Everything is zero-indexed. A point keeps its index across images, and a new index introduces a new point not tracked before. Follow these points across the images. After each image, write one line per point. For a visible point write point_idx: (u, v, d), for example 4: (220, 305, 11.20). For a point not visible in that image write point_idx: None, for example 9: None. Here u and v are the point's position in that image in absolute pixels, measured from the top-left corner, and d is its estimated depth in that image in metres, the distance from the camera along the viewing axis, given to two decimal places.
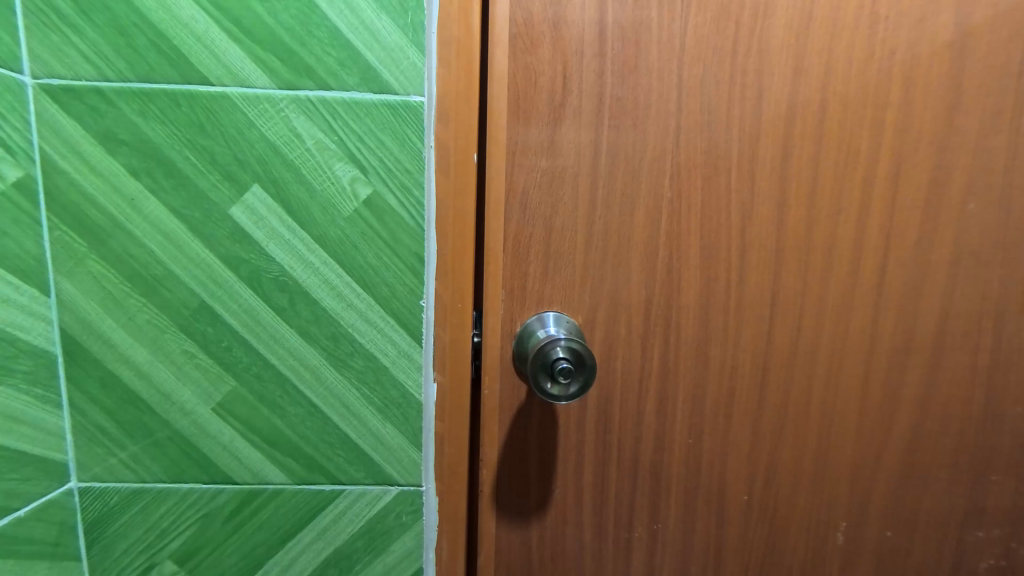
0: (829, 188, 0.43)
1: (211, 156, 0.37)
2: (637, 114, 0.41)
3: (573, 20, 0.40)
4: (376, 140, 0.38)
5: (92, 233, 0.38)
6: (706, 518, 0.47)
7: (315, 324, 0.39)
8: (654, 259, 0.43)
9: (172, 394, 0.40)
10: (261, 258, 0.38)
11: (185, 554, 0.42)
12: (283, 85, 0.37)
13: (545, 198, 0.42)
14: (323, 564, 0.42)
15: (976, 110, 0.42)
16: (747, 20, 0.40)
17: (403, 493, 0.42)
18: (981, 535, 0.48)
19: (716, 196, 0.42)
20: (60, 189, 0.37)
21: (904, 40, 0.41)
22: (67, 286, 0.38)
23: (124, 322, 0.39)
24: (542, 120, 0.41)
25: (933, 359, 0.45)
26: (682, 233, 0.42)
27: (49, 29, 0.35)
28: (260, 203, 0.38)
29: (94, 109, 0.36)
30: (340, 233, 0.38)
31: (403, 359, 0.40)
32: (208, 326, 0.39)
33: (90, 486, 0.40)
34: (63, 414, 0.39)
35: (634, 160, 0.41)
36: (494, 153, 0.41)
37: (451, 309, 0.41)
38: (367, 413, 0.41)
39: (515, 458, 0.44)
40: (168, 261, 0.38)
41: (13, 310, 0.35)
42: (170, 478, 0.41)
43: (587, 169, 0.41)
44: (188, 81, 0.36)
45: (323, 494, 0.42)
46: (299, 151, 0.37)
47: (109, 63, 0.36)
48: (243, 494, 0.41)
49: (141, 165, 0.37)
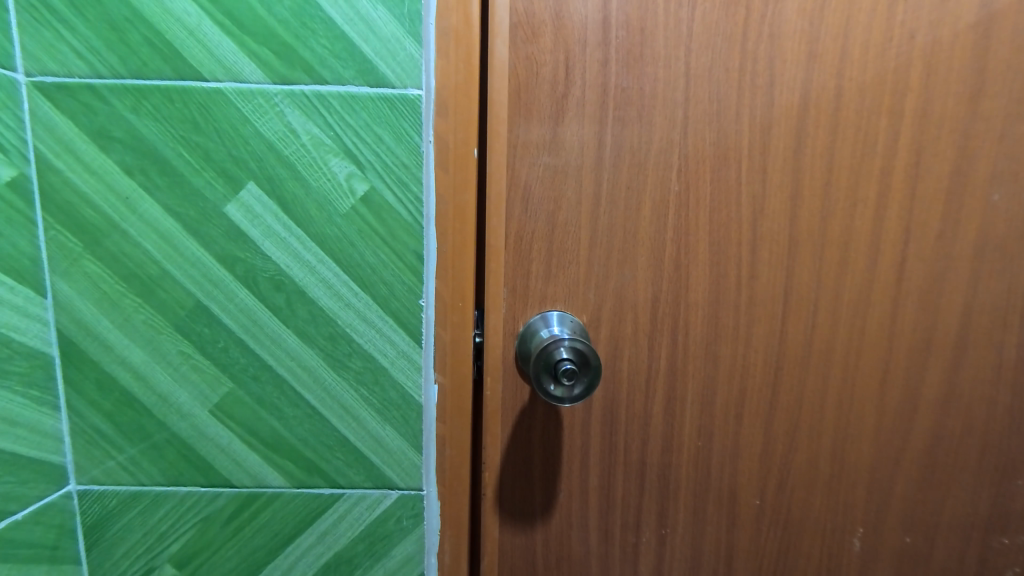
0: (844, 180, 0.41)
1: (206, 153, 0.36)
2: (643, 105, 0.39)
3: (575, 8, 0.38)
4: (373, 134, 0.37)
5: (87, 233, 0.37)
6: (716, 524, 0.45)
7: (313, 324, 0.38)
8: (661, 255, 0.41)
9: (169, 396, 0.39)
10: (257, 257, 0.37)
11: (184, 558, 0.41)
12: (277, 80, 0.36)
13: (548, 193, 0.40)
14: (323, 568, 0.42)
15: (1003, 96, 0.40)
16: (758, 4, 0.38)
17: (403, 496, 0.41)
18: (1006, 541, 0.46)
19: (725, 189, 0.41)
20: (54, 188, 0.36)
21: (924, 23, 0.39)
22: (63, 287, 0.37)
23: (120, 323, 0.38)
24: (544, 113, 0.39)
25: (955, 358, 0.43)
26: (689, 229, 0.41)
27: (42, 26, 0.35)
28: (256, 200, 0.37)
29: (88, 106, 0.36)
30: (338, 231, 0.37)
31: (402, 359, 0.39)
32: (205, 327, 0.38)
33: (88, 489, 0.40)
34: (61, 416, 0.39)
35: (640, 153, 0.40)
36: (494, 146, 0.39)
37: (451, 308, 0.39)
38: (366, 415, 0.40)
39: (519, 461, 0.43)
40: (163, 261, 0.38)
41: (8, 311, 0.35)
42: (168, 481, 0.40)
43: (591, 163, 0.40)
44: (182, 77, 0.36)
45: (322, 497, 0.41)
46: (295, 147, 0.37)
47: (102, 60, 0.35)
48: (242, 497, 0.41)
49: (135, 162, 0.36)
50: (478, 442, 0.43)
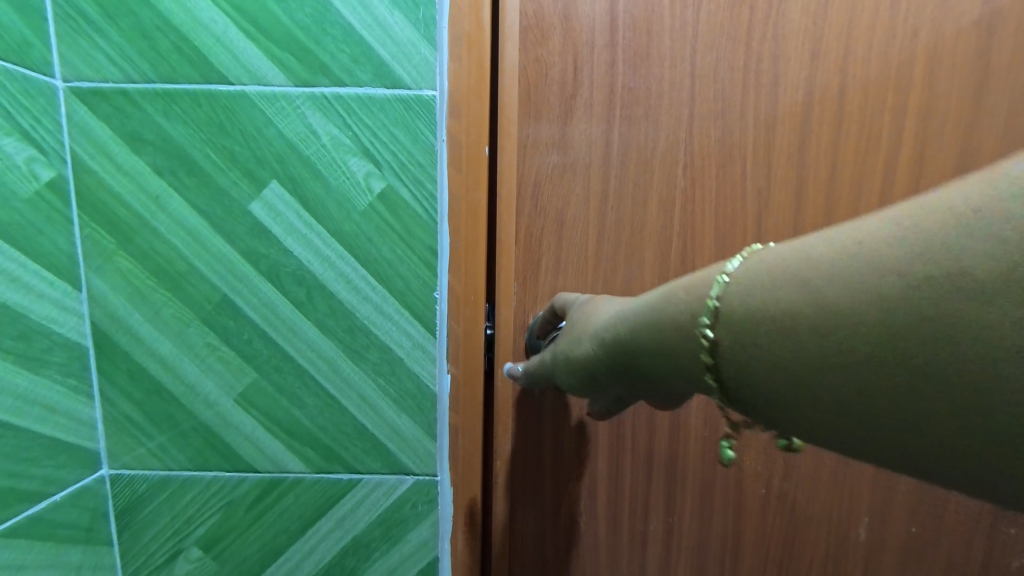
0: (847, 175, 0.42)
1: (231, 154, 0.38)
2: (649, 104, 0.41)
3: (583, 11, 0.40)
4: (389, 134, 0.38)
5: (119, 230, 0.39)
6: (721, 514, 0.46)
7: (332, 317, 0.40)
8: (668, 250, 0.42)
9: (196, 386, 0.41)
10: (280, 253, 0.39)
11: (210, 541, 0.43)
12: (299, 83, 0.38)
13: (557, 190, 0.42)
14: (341, 552, 0.43)
15: (1006, 91, 0.40)
16: (762, 5, 0.40)
17: (418, 483, 0.43)
18: (1014, 531, 0.46)
19: (731, 186, 0.42)
20: (90, 189, 0.38)
21: (926, 21, 0.40)
22: (98, 282, 0.40)
23: (150, 316, 0.40)
24: (553, 112, 0.41)
25: None
26: (695, 224, 0.42)
27: (79, 35, 0.37)
28: (278, 198, 0.39)
29: (121, 111, 0.38)
30: (356, 227, 0.39)
31: (417, 351, 0.41)
32: (230, 320, 0.40)
33: (120, 474, 0.42)
34: (95, 404, 0.41)
35: (646, 150, 0.41)
36: (504, 146, 0.41)
37: (464, 301, 0.41)
38: (383, 404, 0.41)
39: (529, 450, 0.45)
40: (191, 257, 0.39)
41: (46, 304, 0.37)
42: (195, 467, 0.42)
43: (598, 161, 0.41)
44: (209, 82, 0.38)
45: (341, 483, 0.42)
46: (315, 147, 0.38)
47: (133, 65, 0.37)
48: (265, 482, 0.42)
49: (164, 163, 0.38)
50: (489, 432, 0.45)
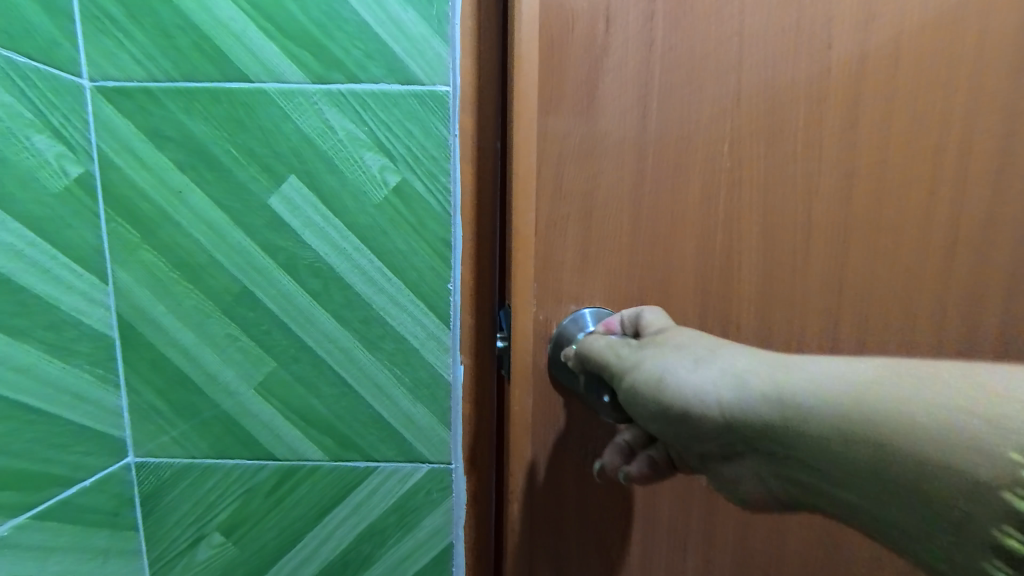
0: (915, 151, 0.37)
1: (250, 149, 0.39)
2: (691, 64, 0.36)
3: None
4: (404, 129, 0.39)
5: (142, 224, 0.40)
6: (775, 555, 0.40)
7: (348, 307, 0.41)
8: (711, 236, 0.38)
9: (217, 375, 0.42)
10: (298, 245, 0.40)
11: (231, 527, 0.44)
12: (315, 80, 0.39)
13: (581, 167, 0.37)
14: (357, 538, 0.44)
15: None
16: None
17: (433, 471, 0.44)
18: None
19: (785, 159, 0.37)
20: (115, 183, 0.40)
21: None
22: (123, 275, 0.41)
23: (173, 307, 0.41)
24: (580, 74, 0.37)
25: None
26: (735, 212, 0.37)
27: (104, 35, 0.38)
28: (296, 192, 0.40)
29: (144, 108, 0.39)
30: (371, 219, 0.40)
31: (431, 341, 0.41)
32: (249, 311, 0.41)
33: (145, 461, 0.43)
34: (121, 394, 0.42)
35: (688, 118, 0.37)
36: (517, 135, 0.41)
37: (475, 292, 0.41)
38: (398, 393, 0.42)
39: (547, 492, 0.39)
40: (212, 250, 0.41)
41: (76, 295, 0.39)
42: (216, 454, 0.43)
43: (632, 130, 0.37)
44: (229, 79, 0.39)
45: (357, 471, 0.43)
46: (331, 142, 0.39)
47: (156, 64, 0.39)
48: (284, 469, 0.44)
49: (186, 159, 0.40)
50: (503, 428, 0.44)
